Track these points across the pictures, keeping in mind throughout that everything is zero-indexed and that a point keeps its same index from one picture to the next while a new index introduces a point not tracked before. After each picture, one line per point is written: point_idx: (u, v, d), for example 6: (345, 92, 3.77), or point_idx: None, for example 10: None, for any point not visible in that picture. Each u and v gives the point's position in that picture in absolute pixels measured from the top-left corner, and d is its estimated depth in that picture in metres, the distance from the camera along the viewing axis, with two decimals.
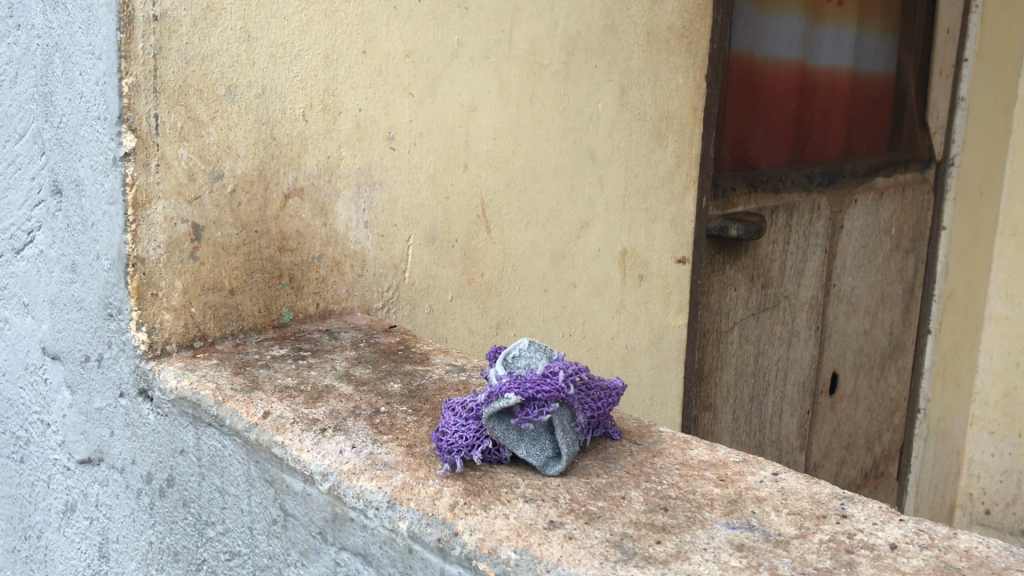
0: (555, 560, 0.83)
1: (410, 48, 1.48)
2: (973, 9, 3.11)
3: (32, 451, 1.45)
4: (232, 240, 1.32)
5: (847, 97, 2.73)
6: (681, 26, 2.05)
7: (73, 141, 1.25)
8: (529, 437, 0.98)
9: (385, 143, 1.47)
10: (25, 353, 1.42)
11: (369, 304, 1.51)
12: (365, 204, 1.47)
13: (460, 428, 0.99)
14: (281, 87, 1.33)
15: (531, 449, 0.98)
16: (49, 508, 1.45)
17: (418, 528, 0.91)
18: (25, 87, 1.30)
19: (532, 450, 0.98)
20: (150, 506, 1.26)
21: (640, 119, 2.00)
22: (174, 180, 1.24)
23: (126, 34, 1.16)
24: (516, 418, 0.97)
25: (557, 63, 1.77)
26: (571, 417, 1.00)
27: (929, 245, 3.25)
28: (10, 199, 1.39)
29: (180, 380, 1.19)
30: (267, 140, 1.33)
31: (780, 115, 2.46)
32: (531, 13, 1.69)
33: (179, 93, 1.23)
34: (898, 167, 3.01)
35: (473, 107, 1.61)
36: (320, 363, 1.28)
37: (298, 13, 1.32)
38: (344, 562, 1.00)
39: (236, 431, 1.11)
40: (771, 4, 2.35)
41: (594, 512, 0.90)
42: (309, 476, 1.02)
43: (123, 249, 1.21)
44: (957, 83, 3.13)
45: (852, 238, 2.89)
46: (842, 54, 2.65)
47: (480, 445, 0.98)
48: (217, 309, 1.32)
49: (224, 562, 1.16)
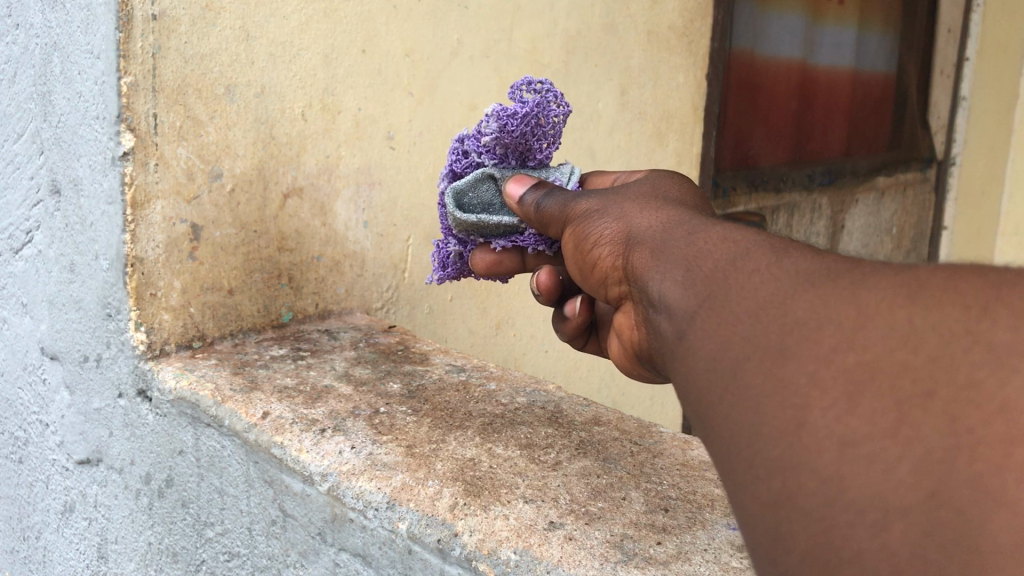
0: (555, 560, 0.82)
1: (410, 47, 1.49)
2: (974, 8, 3.17)
3: (32, 452, 1.45)
4: (232, 240, 1.30)
5: (847, 97, 2.78)
6: (681, 25, 2.08)
7: (72, 140, 1.24)
8: (506, 212, 1.04)
9: (385, 142, 1.49)
10: (25, 353, 1.42)
11: (369, 304, 1.52)
12: (365, 204, 1.48)
13: (524, 126, 1.04)
14: (280, 87, 1.32)
15: (502, 220, 1.03)
16: (49, 508, 1.44)
17: (417, 529, 0.91)
18: (25, 86, 1.29)
19: (501, 218, 1.03)
20: (150, 507, 1.26)
21: (639, 118, 2.02)
22: (173, 180, 1.22)
23: (125, 34, 1.14)
24: (522, 225, 1.03)
25: (557, 62, 1.79)
26: (498, 272, 1.08)
27: (931, 243, 3.32)
28: (10, 198, 1.38)
29: (180, 380, 1.19)
30: (267, 140, 1.32)
31: (779, 114, 2.49)
32: (531, 12, 1.71)
33: (179, 92, 1.21)
34: (898, 167, 3.08)
35: (473, 106, 1.64)
36: (320, 363, 1.28)
37: (298, 11, 1.31)
38: (344, 563, 0.99)
39: (235, 431, 1.10)
40: (771, 3, 2.35)
41: (595, 513, 0.90)
42: (308, 476, 1.01)
43: (123, 249, 1.19)
44: (958, 83, 3.21)
45: (852, 238, 2.91)
46: (841, 52, 2.67)
47: (507, 160, 1.07)
48: (217, 309, 1.31)
49: (224, 563, 1.16)
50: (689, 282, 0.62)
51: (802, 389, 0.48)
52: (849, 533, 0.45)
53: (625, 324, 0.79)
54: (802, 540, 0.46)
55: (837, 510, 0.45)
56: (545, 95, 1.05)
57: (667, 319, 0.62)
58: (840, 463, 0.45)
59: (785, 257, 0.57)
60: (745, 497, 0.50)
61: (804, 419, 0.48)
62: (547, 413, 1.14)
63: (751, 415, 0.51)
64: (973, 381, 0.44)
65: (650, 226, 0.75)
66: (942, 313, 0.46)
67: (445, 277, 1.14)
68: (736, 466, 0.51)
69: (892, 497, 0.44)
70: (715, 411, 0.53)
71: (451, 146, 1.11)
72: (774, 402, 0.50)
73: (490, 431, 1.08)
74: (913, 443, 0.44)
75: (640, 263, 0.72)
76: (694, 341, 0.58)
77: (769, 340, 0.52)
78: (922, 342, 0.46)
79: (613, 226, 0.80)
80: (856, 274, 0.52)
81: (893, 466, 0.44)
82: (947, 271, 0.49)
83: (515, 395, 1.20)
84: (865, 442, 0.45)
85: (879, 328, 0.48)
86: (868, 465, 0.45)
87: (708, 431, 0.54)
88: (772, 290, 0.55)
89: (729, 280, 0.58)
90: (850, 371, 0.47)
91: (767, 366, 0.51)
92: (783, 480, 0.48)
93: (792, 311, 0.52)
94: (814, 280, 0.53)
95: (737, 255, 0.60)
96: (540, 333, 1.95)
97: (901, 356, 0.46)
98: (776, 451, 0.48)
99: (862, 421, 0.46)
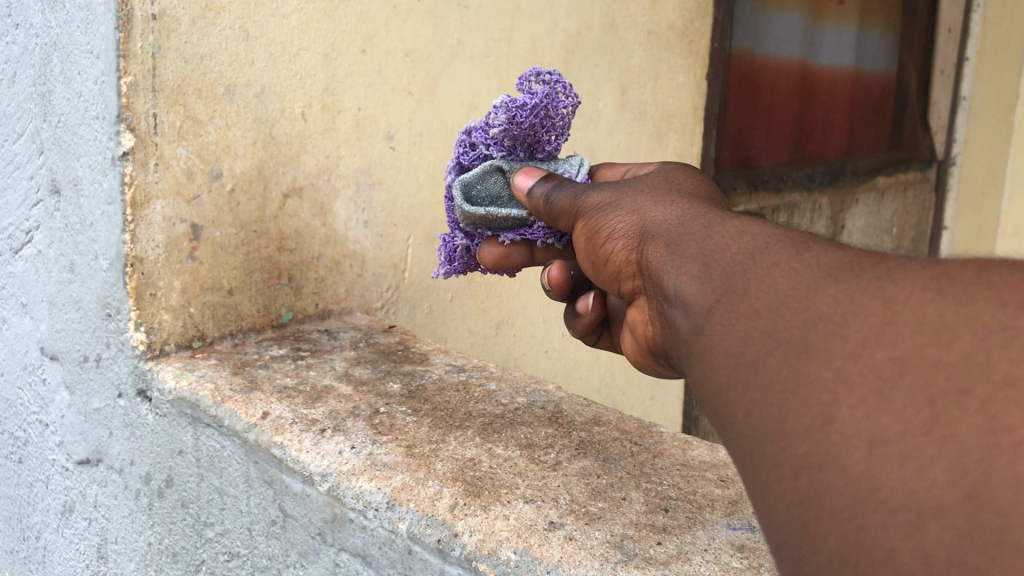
0: (555, 560, 0.82)
1: (410, 47, 1.49)
2: (974, 8, 3.19)
3: (31, 452, 1.45)
4: (232, 240, 1.30)
5: (847, 96, 2.78)
6: (681, 25, 2.08)
7: (72, 140, 1.24)
8: (515, 206, 1.04)
9: (385, 142, 1.49)
10: (24, 353, 1.42)
11: (369, 304, 1.52)
12: (365, 204, 1.48)
13: (532, 117, 1.03)
14: (280, 86, 1.32)
15: (511, 213, 1.03)
16: (49, 508, 1.44)
17: (417, 529, 0.90)
18: (25, 86, 1.29)
19: (510, 211, 1.03)
20: (150, 507, 1.26)
21: (640, 118, 2.02)
22: (173, 180, 1.22)
23: (125, 34, 1.14)
24: (531, 219, 1.03)
25: (557, 62, 1.79)
26: (506, 266, 1.08)
27: (931, 242, 3.33)
28: (10, 198, 1.38)
29: (179, 380, 1.19)
30: (266, 140, 1.32)
31: (779, 114, 2.50)
32: (531, 12, 1.71)
33: (178, 92, 1.21)
34: (898, 166, 3.08)
35: (473, 106, 1.64)
36: (320, 363, 1.28)
37: (298, 11, 1.31)
38: (344, 563, 0.99)
39: (235, 431, 1.10)
40: (771, 4, 2.35)
41: (595, 513, 0.90)
42: (308, 476, 1.01)
43: (122, 249, 1.19)
44: (958, 83, 3.23)
45: (853, 237, 2.91)
46: (841, 52, 2.68)
47: (516, 153, 1.07)
48: (217, 309, 1.30)
49: (224, 563, 1.16)
50: (706, 277, 0.62)
51: (829, 385, 0.48)
52: (882, 534, 0.44)
53: (638, 321, 0.81)
54: (831, 539, 0.46)
55: (868, 511, 0.45)
56: (553, 86, 1.05)
57: (683, 315, 0.62)
58: (871, 462, 0.45)
59: (806, 251, 0.58)
60: (769, 496, 0.50)
61: (831, 416, 0.47)
62: (546, 413, 1.14)
63: (775, 413, 0.50)
64: (1012, 380, 0.43)
65: (664, 220, 0.75)
66: (976, 309, 0.47)
67: (452, 272, 1.14)
68: (760, 464, 0.51)
69: (927, 498, 0.43)
70: (735, 408, 0.53)
71: (458, 137, 1.11)
72: (799, 399, 0.49)
73: (490, 431, 1.08)
74: (948, 442, 0.43)
75: (655, 257, 0.72)
76: (712, 336, 0.58)
77: (792, 334, 0.52)
78: (955, 339, 0.46)
79: (626, 219, 0.79)
80: (881, 269, 0.52)
81: (928, 466, 0.43)
82: (978, 266, 0.50)
83: (515, 395, 1.20)
84: (897, 440, 0.45)
85: (909, 324, 0.47)
86: (901, 464, 0.44)
87: (730, 429, 0.54)
88: (793, 284, 0.55)
89: (749, 275, 0.58)
90: (879, 367, 0.47)
91: (790, 361, 0.51)
92: (809, 478, 0.47)
93: (816, 305, 0.52)
94: (838, 274, 0.53)
95: (756, 249, 0.60)
96: (540, 333, 1.95)
97: (933, 352, 0.46)
98: (802, 448, 0.48)
99: (893, 418, 0.45)
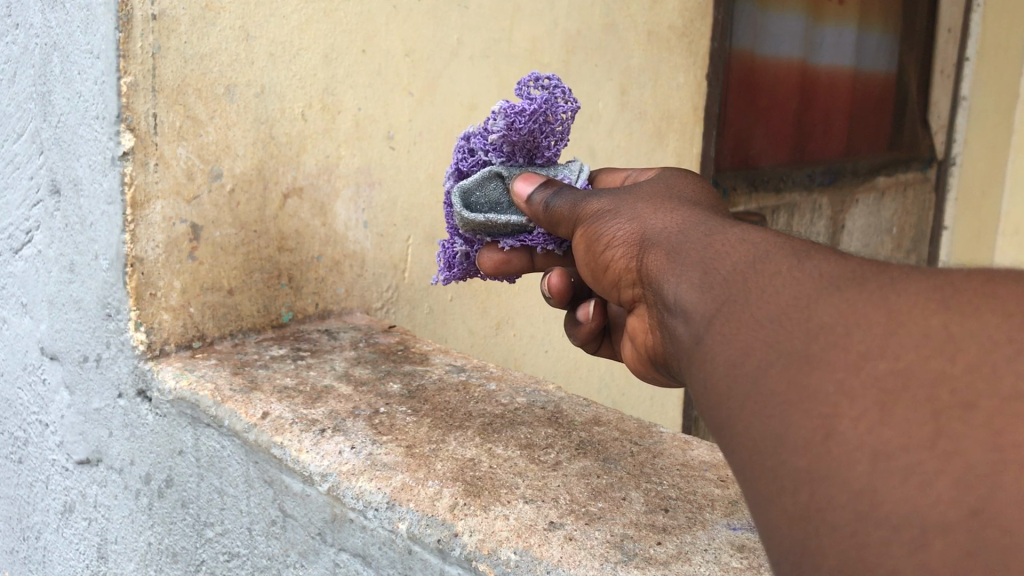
0: (555, 560, 0.82)
1: (411, 47, 1.49)
2: (974, 8, 3.19)
3: (31, 452, 1.45)
4: (232, 240, 1.30)
5: (847, 97, 2.78)
6: (681, 25, 2.08)
7: (72, 140, 1.24)
8: (515, 212, 1.04)
9: (385, 142, 1.49)
10: (24, 353, 1.41)
11: (369, 304, 1.52)
12: (365, 204, 1.48)
13: (531, 123, 1.04)
14: (280, 87, 1.32)
15: (511, 219, 1.03)
16: (49, 508, 1.44)
17: (417, 529, 0.90)
18: (25, 86, 1.29)
19: (509, 217, 1.03)
20: (149, 507, 1.26)
21: (640, 118, 2.02)
22: (173, 180, 1.22)
23: (125, 34, 1.14)
24: (531, 225, 1.03)
25: (557, 62, 1.79)
26: (506, 271, 1.08)
27: (931, 242, 3.33)
28: (10, 198, 1.38)
29: (179, 380, 1.19)
30: (267, 140, 1.32)
31: (779, 115, 2.50)
32: (531, 12, 1.71)
33: (178, 92, 1.21)
34: (899, 167, 3.08)
35: (473, 106, 1.64)
36: (320, 363, 1.28)
37: (298, 11, 1.31)
38: (344, 563, 0.99)
39: (235, 431, 1.10)
40: (771, 4, 2.35)
41: (595, 513, 0.90)
42: (308, 476, 1.01)
43: (122, 249, 1.19)
44: (958, 83, 3.23)
45: (853, 238, 2.91)
46: (841, 52, 2.68)
47: (516, 158, 1.07)
48: (217, 309, 1.30)
49: (224, 563, 1.16)
50: (707, 286, 0.62)
51: (831, 398, 0.48)
52: (884, 550, 0.44)
53: (638, 328, 0.81)
54: (833, 555, 0.46)
55: (869, 527, 0.45)
56: (553, 91, 1.05)
57: (684, 324, 0.62)
58: (873, 476, 0.45)
59: (808, 260, 0.58)
60: (770, 509, 0.50)
61: (832, 429, 0.47)
62: (547, 413, 1.14)
63: (776, 424, 0.50)
64: (1019, 393, 0.43)
65: (665, 228, 0.75)
66: (980, 321, 0.46)
67: (451, 277, 1.14)
68: (761, 476, 0.51)
69: (931, 514, 0.43)
70: (735, 419, 0.53)
71: (456, 143, 1.10)
72: (801, 411, 0.49)
73: (490, 431, 1.08)
74: (953, 457, 0.43)
75: (655, 266, 0.72)
76: (712, 345, 0.58)
77: (792, 344, 0.52)
78: (960, 350, 0.46)
79: (626, 226, 0.79)
80: (884, 278, 0.52)
81: (931, 482, 0.43)
82: (981, 276, 0.49)
83: (515, 395, 1.20)
84: (900, 454, 0.44)
85: (913, 334, 0.47)
86: (903, 480, 0.44)
87: (730, 438, 0.54)
88: (794, 294, 0.55)
89: (749, 285, 0.58)
90: (881, 379, 0.47)
91: (792, 371, 0.51)
92: (811, 492, 0.47)
93: (818, 315, 0.52)
94: (839, 284, 0.53)
95: (757, 258, 0.60)
96: (540, 333, 1.95)
97: (938, 364, 0.46)
98: (803, 461, 0.48)
99: (896, 432, 0.45)
